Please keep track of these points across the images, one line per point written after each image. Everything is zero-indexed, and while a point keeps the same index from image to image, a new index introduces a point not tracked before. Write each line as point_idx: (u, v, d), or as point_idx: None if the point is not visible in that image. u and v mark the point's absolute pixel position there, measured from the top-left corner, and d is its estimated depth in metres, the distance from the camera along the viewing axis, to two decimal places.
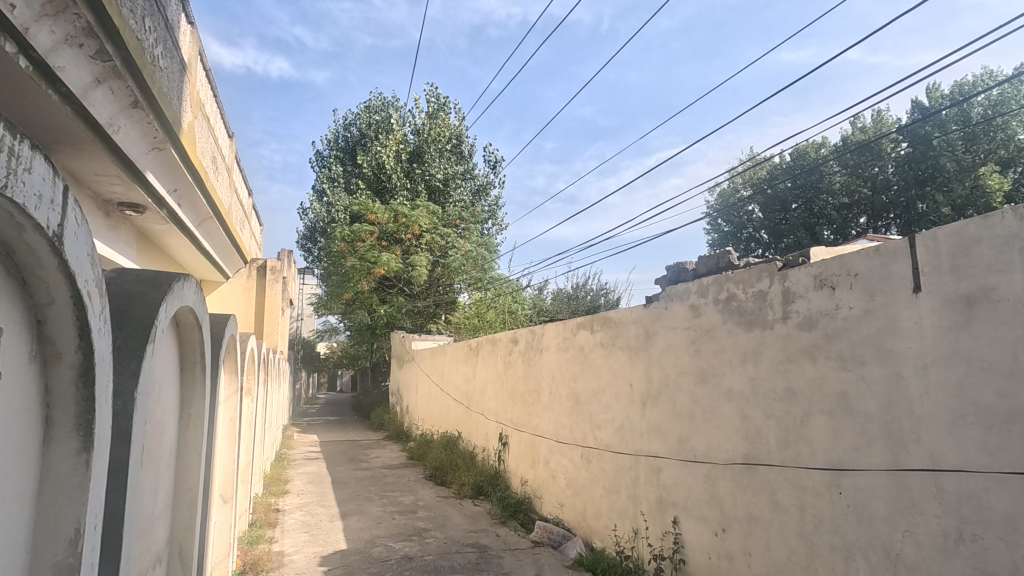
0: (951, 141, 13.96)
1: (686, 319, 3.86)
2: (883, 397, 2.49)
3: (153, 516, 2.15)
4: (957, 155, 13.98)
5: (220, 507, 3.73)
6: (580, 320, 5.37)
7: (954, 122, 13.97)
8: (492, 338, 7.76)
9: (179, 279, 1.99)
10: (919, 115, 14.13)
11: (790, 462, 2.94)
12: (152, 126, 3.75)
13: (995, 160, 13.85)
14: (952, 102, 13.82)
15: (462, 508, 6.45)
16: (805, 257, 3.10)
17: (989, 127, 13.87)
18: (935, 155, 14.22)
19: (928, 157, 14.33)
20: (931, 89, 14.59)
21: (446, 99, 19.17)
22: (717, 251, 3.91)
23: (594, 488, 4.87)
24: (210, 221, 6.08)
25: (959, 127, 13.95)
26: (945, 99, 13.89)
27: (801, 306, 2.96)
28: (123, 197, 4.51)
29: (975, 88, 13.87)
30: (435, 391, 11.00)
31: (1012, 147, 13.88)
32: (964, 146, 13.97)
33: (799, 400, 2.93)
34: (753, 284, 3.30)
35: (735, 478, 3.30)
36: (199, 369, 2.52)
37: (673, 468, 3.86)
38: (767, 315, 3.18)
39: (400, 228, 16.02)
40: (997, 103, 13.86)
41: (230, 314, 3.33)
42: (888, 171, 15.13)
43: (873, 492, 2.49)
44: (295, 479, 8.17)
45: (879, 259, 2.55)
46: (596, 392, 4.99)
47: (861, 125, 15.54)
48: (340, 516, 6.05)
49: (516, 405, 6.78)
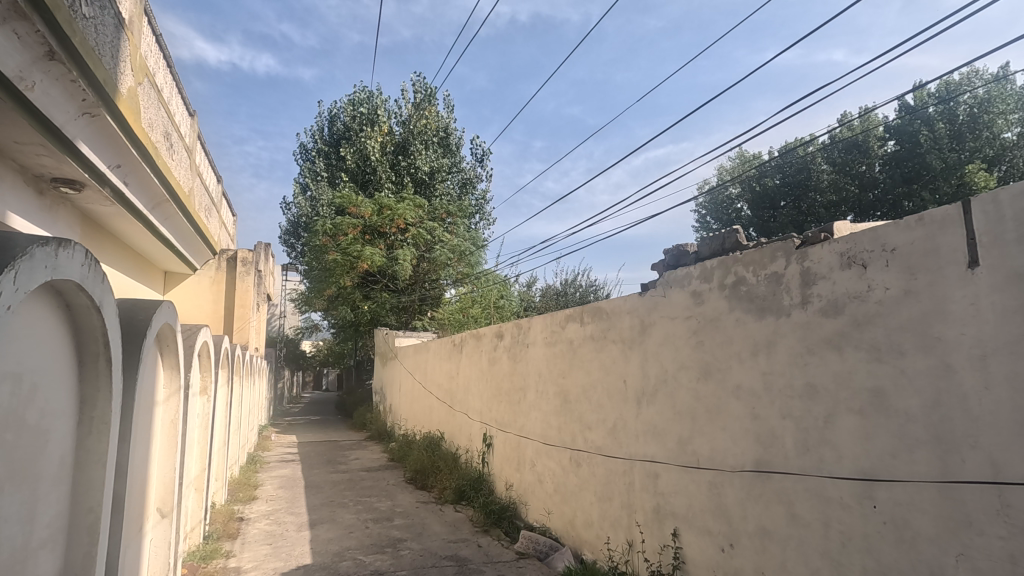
0: (938, 139, 13.77)
1: (687, 308, 3.46)
2: (928, 393, 2.09)
3: (25, 549, 1.69)
4: (944, 153, 13.74)
5: (155, 523, 3.26)
6: (569, 312, 4.96)
7: (940, 121, 13.89)
8: (476, 332, 7.32)
9: (45, 243, 1.55)
10: (906, 115, 14.22)
11: (810, 470, 2.54)
12: (79, 85, 3.25)
13: (982, 160, 13.60)
14: (938, 101, 13.88)
15: (442, 515, 6.02)
16: (828, 233, 2.69)
17: (975, 125, 13.67)
18: (922, 153, 13.93)
19: (915, 156, 14.04)
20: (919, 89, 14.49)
21: (433, 89, 18.66)
22: (721, 230, 3.48)
23: (584, 494, 4.46)
24: (166, 204, 5.58)
25: (945, 126, 13.84)
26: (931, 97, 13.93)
27: (825, 289, 2.55)
28: (55, 171, 4.00)
29: (962, 87, 13.70)
30: (419, 390, 10.55)
31: (997, 146, 13.76)
32: (950, 145, 13.77)
33: (822, 397, 2.53)
34: (764, 267, 2.91)
35: (746, 488, 2.90)
36: (102, 362, 2.07)
37: (672, 474, 3.45)
38: (783, 300, 2.78)
39: (385, 221, 15.54)
40: (984, 101, 13.67)
41: (162, 301, 2.86)
42: (875, 170, 14.93)
43: (915, 507, 2.10)
44: (266, 483, 7.67)
45: (923, 230, 2.15)
46: (585, 390, 4.58)
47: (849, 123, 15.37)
48: (309, 524, 5.58)
49: (501, 404, 6.37)
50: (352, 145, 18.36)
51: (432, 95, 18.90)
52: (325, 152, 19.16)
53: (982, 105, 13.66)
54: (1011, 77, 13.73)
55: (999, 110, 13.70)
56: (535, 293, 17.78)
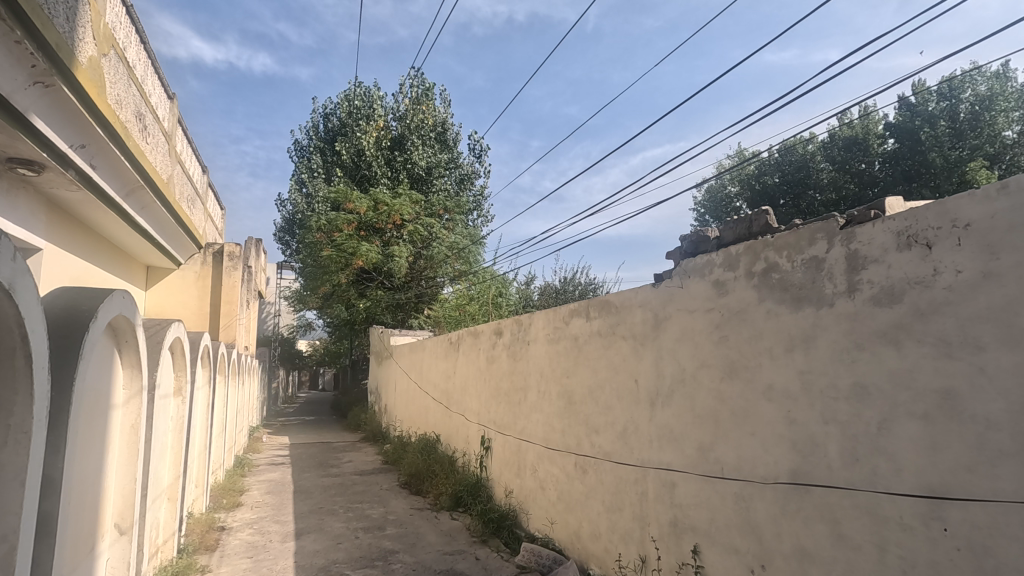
0: (939, 136, 13.44)
1: (707, 299, 3.11)
2: (1017, 396, 1.75)
3: None
4: (945, 150, 13.41)
5: (112, 541, 2.90)
6: (573, 307, 4.61)
7: (942, 118, 13.45)
8: (473, 330, 6.98)
9: None
10: (906, 113, 13.94)
11: (861, 484, 2.20)
12: (25, 48, 2.88)
13: (983, 157, 13.23)
14: (940, 98, 13.56)
15: (437, 523, 5.66)
16: (879, 210, 2.34)
17: (976, 123, 13.27)
18: (923, 151, 13.64)
19: (916, 153, 13.76)
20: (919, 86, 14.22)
21: (430, 83, 18.30)
22: (747, 213, 3.13)
23: (590, 503, 4.12)
24: (141, 191, 5.20)
25: (946, 125, 13.41)
26: (932, 95, 13.68)
27: (877, 274, 2.21)
28: (9, 151, 3.61)
29: (964, 83, 13.44)
30: (414, 390, 10.19)
31: (998, 143, 13.43)
32: (951, 142, 13.45)
33: (874, 400, 2.18)
34: (801, 251, 2.56)
35: (780, 504, 2.55)
36: (20, 358, 1.71)
37: (691, 485, 3.11)
38: (824, 288, 2.43)
39: (381, 217, 15.17)
40: (985, 98, 13.30)
41: (112, 291, 2.49)
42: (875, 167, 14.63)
43: (1000, 530, 1.76)
44: (252, 488, 7.29)
45: (1006, 200, 1.82)
46: (592, 390, 4.24)
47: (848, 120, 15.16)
48: (294, 534, 5.21)
49: (500, 405, 6.02)
50: (347, 140, 17.98)
51: (429, 90, 18.59)
52: (320, 147, 18.73)
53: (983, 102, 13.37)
54: (1012, 74, 13.46)
55: (1001, 107, 13.25)
56: (535, 290, 17.45)
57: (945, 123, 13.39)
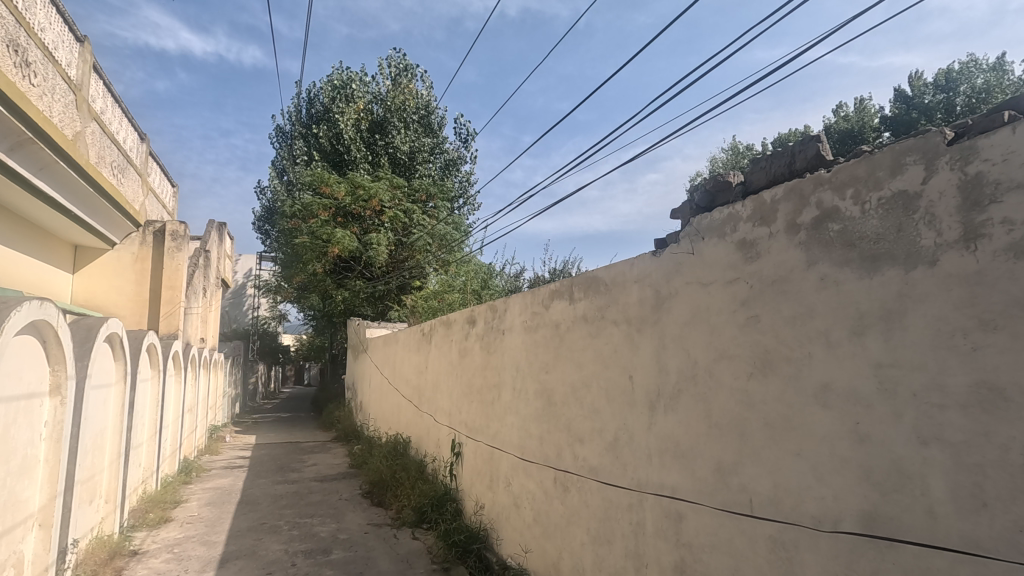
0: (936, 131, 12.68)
1: (730, 267, 2.27)
2: None
3: None
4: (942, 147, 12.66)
5: None
6: (554, 286, 3.76)
7: (938, 112, 12.66)
8: (446, 319, 6.12)
9: None
10: (901, 106, 13.12)
11: (995, 548, 1.38)
12: None
13: None
14: (936, 90, 12.76)
15: (396, 544, 4.82)
16: (1005, 116, 1.54)
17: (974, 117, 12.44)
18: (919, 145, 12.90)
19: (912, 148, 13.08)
20: (914, 78, 13.49)
21: (412, 63, 17.31)
22: (787, 144, 2.31)
23: (572, 530, 3.29)
24: (31, 145, 4.29)
25: (942, 119, 12.55)
26: (928, 87, 12.87)
27: (1020, 209, 1.39)
28: None
29: (962, 75, 12.57)
30: (387, 388, 9.33)
31: None
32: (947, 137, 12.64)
33: (1016, 412, 1.36)
34: (876, 186, 1.73)
35: (844, 560, 1.72)
36: None
37: (704, 519, 2.28)
38: (921, 239, 1.60)
39: (359, 203, 14.19)
40: (982, 91, 12.51)
41: None
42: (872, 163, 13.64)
43: None
44: (191, 499, 6.37)
45: None
46: (574, 389, 3.40)
47: (844, 113, 14.53)
48: (218, 561, 4.34)
49: (472, 405, 5.17)
50: (325, 122, 16.95)
51: (408, 70, 17.64)
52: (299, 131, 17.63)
53: (980, 94, 12.48)
54: (1010, 68, 12.62)
55: (996, 100, 12.34)
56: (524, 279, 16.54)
57: (942, 116, 12.57)
